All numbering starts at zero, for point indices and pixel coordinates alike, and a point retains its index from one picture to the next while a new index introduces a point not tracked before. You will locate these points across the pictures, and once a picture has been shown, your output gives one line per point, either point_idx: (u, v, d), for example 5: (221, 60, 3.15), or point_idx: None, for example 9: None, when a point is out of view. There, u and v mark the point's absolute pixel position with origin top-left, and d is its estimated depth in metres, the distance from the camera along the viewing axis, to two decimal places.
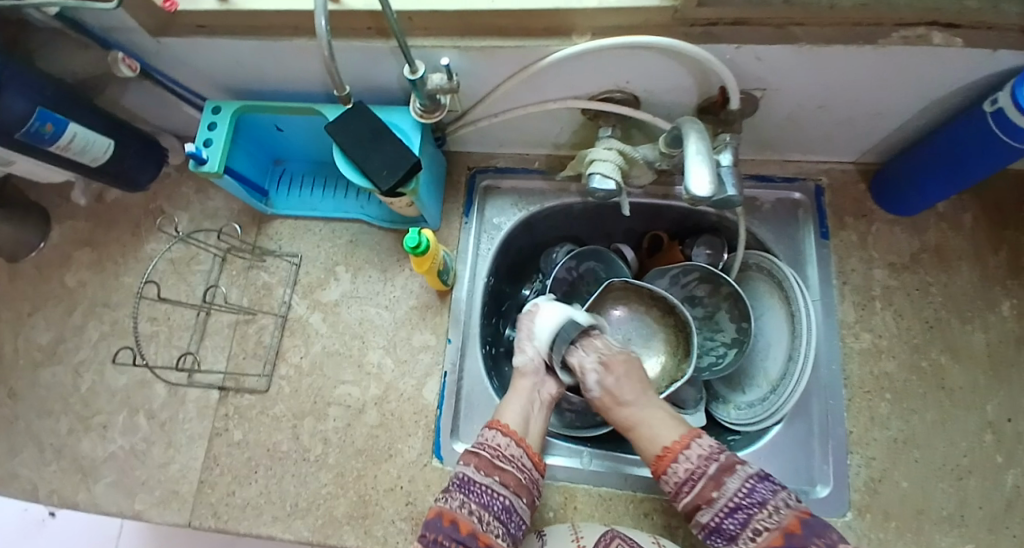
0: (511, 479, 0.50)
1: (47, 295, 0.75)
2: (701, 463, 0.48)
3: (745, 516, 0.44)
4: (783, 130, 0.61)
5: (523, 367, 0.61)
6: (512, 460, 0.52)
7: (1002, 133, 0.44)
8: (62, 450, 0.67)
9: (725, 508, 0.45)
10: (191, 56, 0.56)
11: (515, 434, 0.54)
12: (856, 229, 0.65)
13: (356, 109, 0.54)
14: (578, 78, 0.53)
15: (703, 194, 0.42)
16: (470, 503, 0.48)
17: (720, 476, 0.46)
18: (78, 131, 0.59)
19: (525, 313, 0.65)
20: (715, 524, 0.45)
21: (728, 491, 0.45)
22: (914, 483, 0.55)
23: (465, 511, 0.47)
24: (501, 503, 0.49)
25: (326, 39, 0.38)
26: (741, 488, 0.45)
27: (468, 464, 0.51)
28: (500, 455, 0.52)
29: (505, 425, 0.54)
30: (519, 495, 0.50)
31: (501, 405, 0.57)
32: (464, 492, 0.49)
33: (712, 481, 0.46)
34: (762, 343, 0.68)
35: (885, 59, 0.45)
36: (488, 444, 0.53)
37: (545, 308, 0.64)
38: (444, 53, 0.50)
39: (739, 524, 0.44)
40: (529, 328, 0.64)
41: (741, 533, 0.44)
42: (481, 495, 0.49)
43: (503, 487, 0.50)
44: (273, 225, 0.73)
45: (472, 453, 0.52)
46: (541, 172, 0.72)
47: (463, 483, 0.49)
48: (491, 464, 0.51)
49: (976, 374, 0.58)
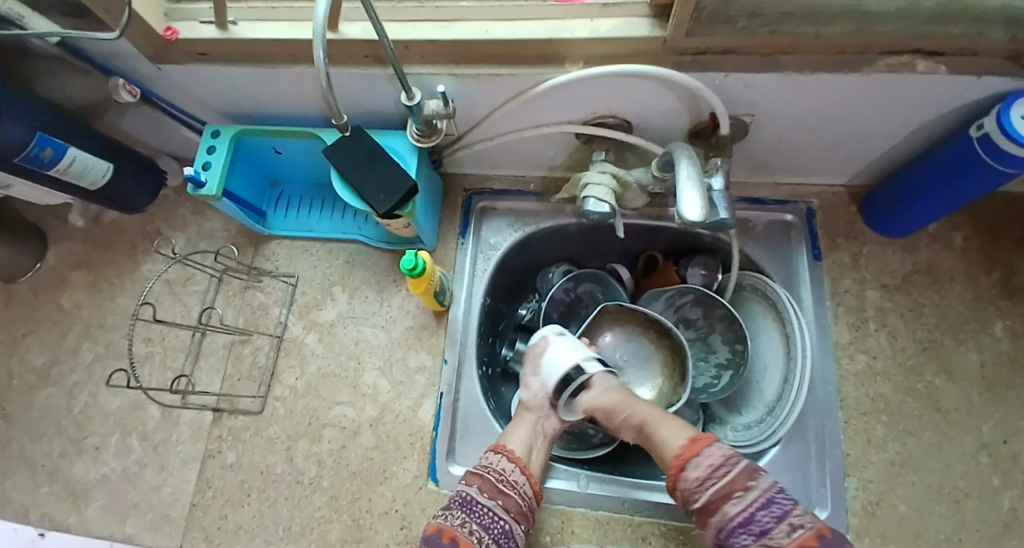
0: (513, 505, 0.50)
1: (43, 317, 0.75)
2: (720, 466, 0.46)
3: (760, 528, 0.42)
4: (774, 153, 0.62)
5: (529, 399, 0.59)
6: (516, 486, 0.51)
7: (988, 156, 0.45)
8: (54, 473, 0.66)
9: (739, 519, 0.43)
10: (192, 82, 0.57)
11: (520, 461, 0.53)
12: (848, 250, 0.66)
13: (354, 134, 0.55)
14: (571, 103, 0.54)
15: (695, 218, 0.42)
16: (470, 523, 0.47)
17: (740, 480, 0.44)
18: (78, 155, 0.60)
19: (533, 347, 0.62)
20: (744, 517, 0.43)
21: (747, 496, 0.43)
22: (912, 506, 0.55)
23: (465, 530, 0.47)
24: (501, 528, 0.48)
25: (324, 69, 0.38)
26: (760, 498, 0.43)
27: (472, 484, 0.51)
28: (503, 480, 0.51)
29: (512, 452, 0.53)
30: (518, 522, 0.50)
31: (505, 430, 0.57)
32: (466, 512, 0.48)
33: (731, 486, 0.44)
34: (758, 365, 0.68)
35: (871, 86, 0.46)
36: (493, 468, 0.52)
37: (554, 342, 0.60)
38: (440, 80, 0.51)
39: (774, 518, 0.42)
40: (536, 362, 0.61)
41: (776, 527, 0.41)
42: (483, 516, 0.48)
43: (505, 513, 0.49)
44: (270, 245, 0.73)
45: (475, 475, 0.52)
46: (536, 193, 0.72)
47: (466, 503, 0.49)
48: (495, 487, 0.51)
49: (971, 396, 0.58)
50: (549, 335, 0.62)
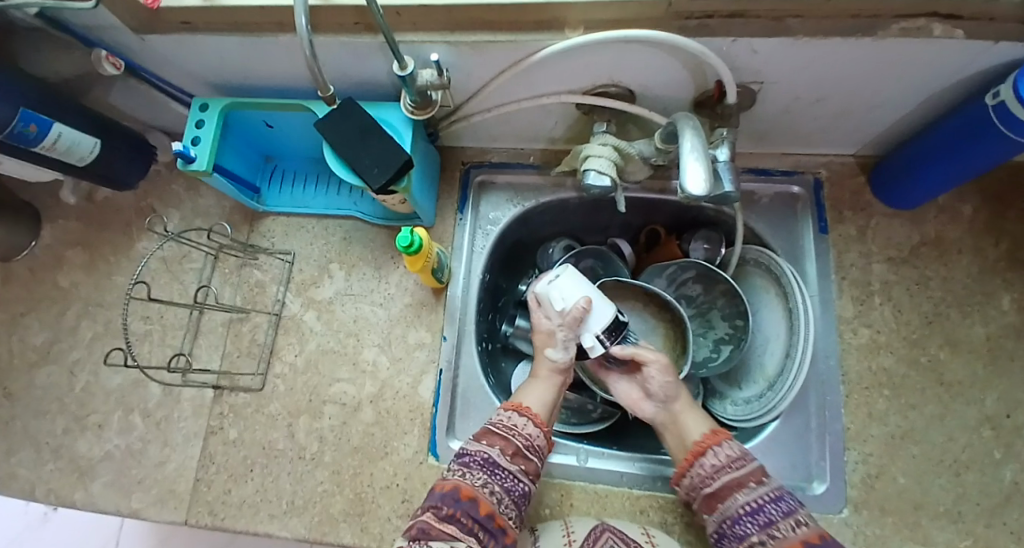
0: (533, 469, 0.50)
1: (41, 295, 0.74)
2: (738, 459, 0.49)
3: (766, 518, 0.45)
4: (782, 123, 0.60)
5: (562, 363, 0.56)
6: (537, 451, 0.51)
7: (1002, 126, 0.43)
8: (59, 450, 0.67)
9: (747, 507, 0.46)
10: (177, 53, 0.55)
11: (543, 424, 0.53)
12: (855, 222, 0.64)
13: (345, 106, 0.53)
14: (571, 72, 0.51)
15: (697, 192, 0.41)
16: (492, 485, 0.47)
17: (756, 473, 0.48)
18: (63, 131, 0.57)
19: (576, 307, 0.54)
20: (752, 507, 0.46)
21: (759, 488, 0.47)
22: (912, 479, 0.55)
23: (487, 491, 0.47)
24: (521, 490, 0.49)
25: (307, 37, 0.37)
26: (771, 492, 0.46)
27: (494, 446, 0.50)
28: (528, 445, 0.51)
29: (537, 417, 0.52)
30: (534, 482, 0.51)
31: (522, 391, 0.56)
32: (488, 474, 0.48)
33: (747, 477, 0.48)
34: (759, 340, 0.68)
35: (887, 51, 0.43)
36: (519, 432, 0.51)
37: (598, 305, 0.55)
38: (434, 48, 0.49)
39: (782, 512, 0.44)
40: (578, 324, 0.55)
41: (782, 519, 0.44)
42: (505, 478, 0.48)
43: (525, 475, 0.49)
44: (265, 222, 0.72)
45: (498, 436, 0.50)
46: (535, 167, 0.71)
47: (488, 464, 0.48)
48: (518, 452, 0.50)
49: (976, 367, 0.58)
50: (588, 293, 0.55)
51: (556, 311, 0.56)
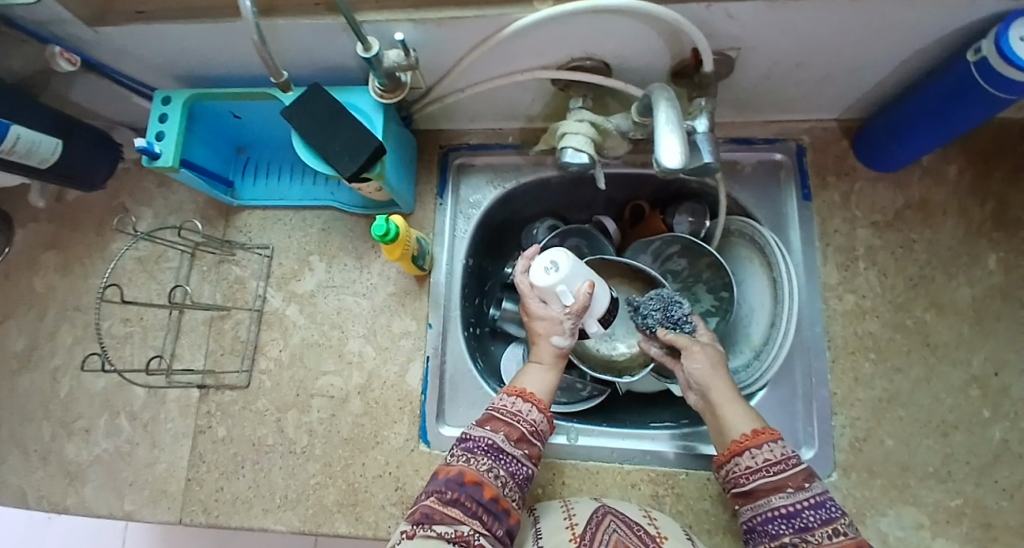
0: (535, 453, 0.49)
1: (17, 301, 0.73)
2: (778, 462, 0.43)
3: (802, 524, 0.40)
4: (762, 90, 0.59)
5: (563, 349, 0.54)
6: (540, 435, 0.50)
7: (984, 82, 0.42)
8: (48, 456, 0.67)
9: (781, 510, 0.41)
10: (134, 45, 0.53)
11: (546, 408, 0.51)
12: (839, 188, 0.63)
13: (312, 91, 0.51)
14: (543, 46, 0.50)
15: (673, 165, 0.40)
16: (497, 469, 0.46)
17: (796, 478, 0.42)
18: (22, 133, 0.55)
19: (585, 297, 0.52)
20: (789, 511, 0.40)
21: (798, 494, 0.41)
22: (900, 441, 0.56)
23: (492, 475, 0.45)
24: (524, 473, 0.47)
25: (253, 20, 0.36)
26: (812, 498, 0.40)
27: (499, 432, 0.48)
28: (532, 430, 0.49)
29: (542, 401, 0.51)
30: (535, 465, 0.50)
31: (520, 375, 0.54)
32: (492, 459, 0.46)
33: (786, 481, 0.42)
34: (745, 310, 0.68)
35: (864, 11, 0.42)
36: (523, 417, 0.49)
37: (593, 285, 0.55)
38: (399, 28, 0.47)
39: (819, 519, 0.39)
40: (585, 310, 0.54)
41: (818, 528, 0.39)
42: (509, 463, 0.47)
43: (528, 459, 0.48)
44: (241, 216, 0.71)
45: (502, 421, 0.49)
46: (514, 146, 0.69)
47: (492, 449, 0.47)
48: (523, 437, 0.48)
49: (962, 328, 0.58)
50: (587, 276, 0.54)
51: (561, 303, 0.53)
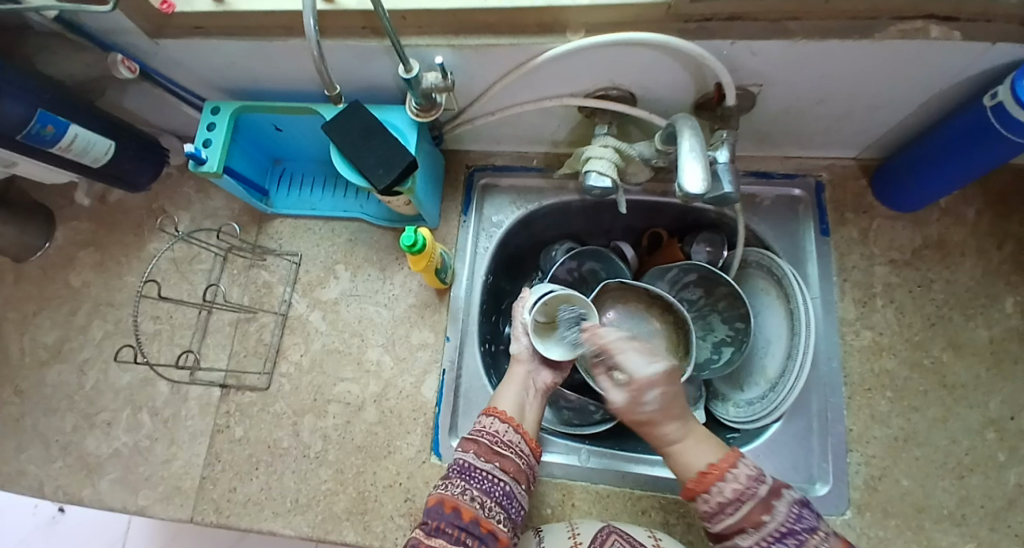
0: (511, 465, 0.49)
1: (52, 294, 0.76)
2: (731, 503, 0.42)
3: None
4: (782, 125, 0.61)
5: (518, 354, 0.58)
6: (512, 446, 0.50)
7: (1002, 127, 0.44)
8: (67, 447, 0.68)
9: None
10: (190, 58, 0.57)
11: (512, 420, 0.52)
12: (857, 225, 0.64)
13: (350, 109, 0.54)
14: (573, 74, 0.52)
15: (695, 190, 0.42)
16: (471, 489, 0.46)
17: (752, 517, 0.41)
18: (79, 133, 0.59)
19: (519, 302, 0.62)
20: None
21: (759, 533, 0.41)
22: (916, 481, 0.55)
23: (467, 497, 0.45)
24: (503, 489, 0.47)
25: (314, 39, 0.39)
26: (775, 532, 0.40)
27: (468, 451, 0.49)
28: (499, 441, 0.50)
29: (502, 411, 0.52)
30: (519, 482, 0.49)
31: (495, 394, 0.56)
32: (466, 479, 0.47)
33: (744, 522, 0.41)
34: (761, 341, 0.69)
35: (883, 53, 0.44)
36: (486, 431, 0.51)
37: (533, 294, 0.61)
38: (438, 52, 0.50)
39: None
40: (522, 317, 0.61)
41: None
42: (482, 481, 0.47)
43: (505, 474, 0.48)
44: (273, 224, 0.73)
45: (470, 440, 0.50)
46: (538, 169, 0.72)
47: (464, 471, 0.48)
48: (491, 450, 0.49)
49: (979, 370, 0.58)
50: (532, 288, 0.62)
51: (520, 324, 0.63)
